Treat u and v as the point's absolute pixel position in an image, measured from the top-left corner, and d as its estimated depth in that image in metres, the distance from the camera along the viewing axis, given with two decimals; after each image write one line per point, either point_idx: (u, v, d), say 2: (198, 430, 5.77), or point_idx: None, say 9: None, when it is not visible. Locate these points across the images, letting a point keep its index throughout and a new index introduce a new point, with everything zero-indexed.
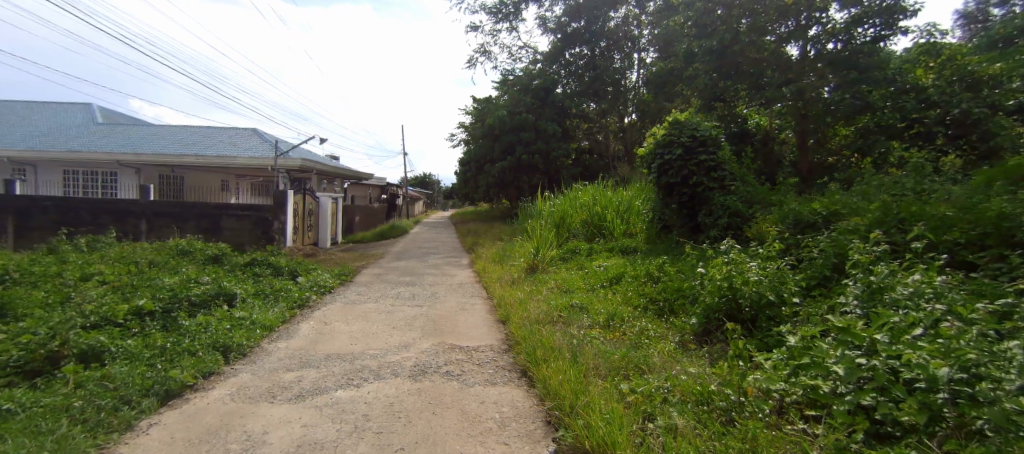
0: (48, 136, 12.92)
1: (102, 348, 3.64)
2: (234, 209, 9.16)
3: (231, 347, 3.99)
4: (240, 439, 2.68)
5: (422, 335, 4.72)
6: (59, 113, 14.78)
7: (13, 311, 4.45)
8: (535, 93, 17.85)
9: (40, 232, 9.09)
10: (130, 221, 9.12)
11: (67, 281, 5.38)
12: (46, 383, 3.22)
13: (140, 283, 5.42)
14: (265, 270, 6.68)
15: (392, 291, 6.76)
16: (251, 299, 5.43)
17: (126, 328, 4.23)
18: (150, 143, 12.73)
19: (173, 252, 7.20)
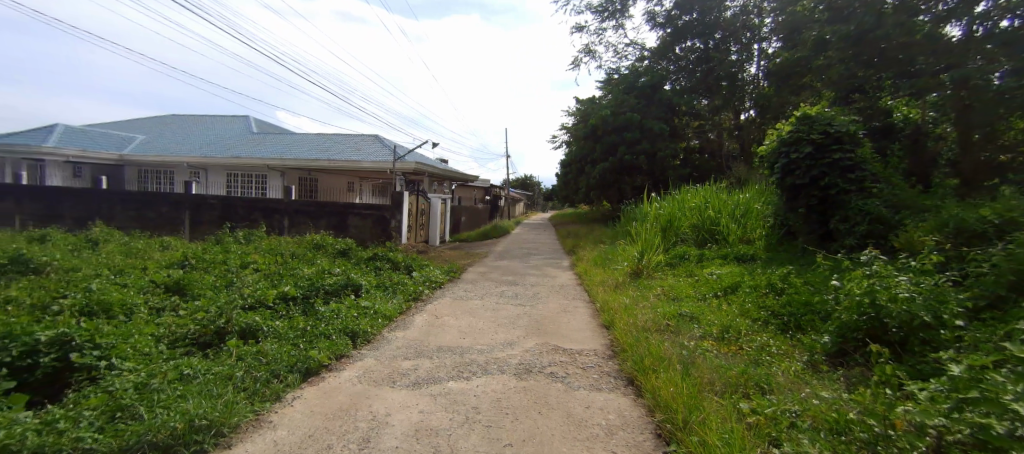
0: (216, 144, 15.30)
1: (257, 327, 4.23)
2: (358, 208, 10.08)
3: (358, 333, 4.41)
4: (366, 419, 2.94)
5: (526, 334, 4.81)
6: (223, 125, 17.43)
7: (192, 291, 5.36)
8: (642, 91, 17.31)
9: (207, 226, 10.76)
10: (276, 217, 10.47)
11: (231, 268, 6.35)
12: (216, 354, 3.83)
13: (285, 271, 6.21)
14: (384, 264, 7.27)
15: (497, 290, 6.98)
16: (374, 290, 5.95)
17: (274, 310, 4.88)
18: (291, 150, 14.51)
19: (310, 245, 8.13)
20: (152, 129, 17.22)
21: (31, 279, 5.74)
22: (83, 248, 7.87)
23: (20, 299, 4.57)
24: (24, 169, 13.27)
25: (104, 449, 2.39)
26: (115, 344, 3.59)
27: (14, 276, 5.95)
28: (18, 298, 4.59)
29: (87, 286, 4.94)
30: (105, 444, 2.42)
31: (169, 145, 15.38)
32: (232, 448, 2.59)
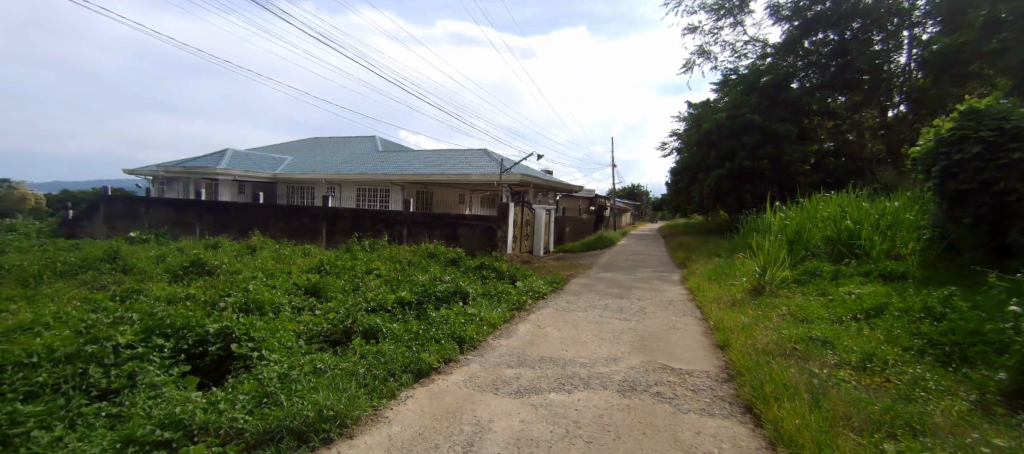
0: (347, 162, 17.13)
1: (377, 329, 4.63)
2: (467, 219, 10.59)
3: (465, 339, 4.61)
4: (470, 423, 3.06)
5: (631, 350, 4.65)
6: (354, 145, 19.48)
7: (326, 293, 6.05)
8: (763, 91, 15.95)
9: (339, 235, 12.06)
10: (396, 227, 11.41)
11: (357, 273, 7.05)
12: (343, 351, 4.27)
13: (403, 277, 6.74)
14: (491, 273, 7.54)
15: (601, 302, 6.85)
16: (480, 298, 6.20)
17: (392, 313, 5.30)
18: (409, 165, 15.71)
19: (424, 254, 8.72)
20: (298, 151, 19.83)
21: (207, 279, 6.92)
22: (244, 253, 9.28)
23: (197, 295, 5.52)
24: (204, 188, 16.10)
25: (252, 430, 2.78)
26: (265, 337, 4.18)
27: (195, 276, 7.23)
28: (196, 294, 5.54)
29: (246, 286, 5.82)
30: (253, 425, 2.81)
31: (311, 164, 17.57)
32: (353, 438, 2.86)
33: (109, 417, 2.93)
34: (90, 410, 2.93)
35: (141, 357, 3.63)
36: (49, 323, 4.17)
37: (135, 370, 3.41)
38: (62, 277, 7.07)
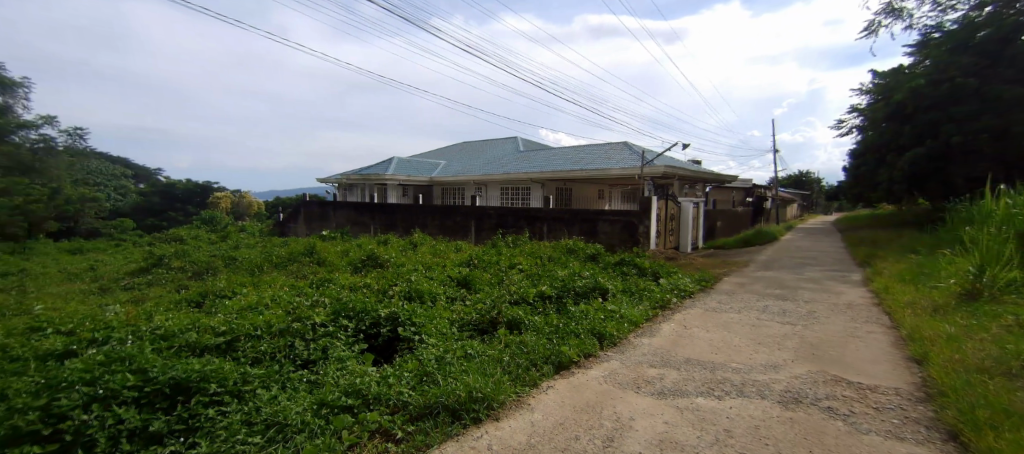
0: (492, 163, 18.17)
1: (520, 320, 4.87)
2: (608, 214, 10.46)
3: (605, 335, 4.59)
4: (611, 419, 3.06)
5: (794, 357, 4.14)
6: (498, 146, 20.56)
7: (475, 285, 6.54)
8: (982, 47, 12.73)
9: (486, 232, 12.86)
10: (537, 223, 11.78)
11: (502, 267, 7.47)
12: (490, 339, 4.59)
13: (544, 272, 6.96)
14: (632, 269, 7.36)
15: (758, 303, 6.21)
16: (621, 294, 6.09)
17: (534, 306, 5.51)
18: (550, 163, 16.05)
19: (564, 249, 8.86)
20: (450, 155, 21.63)
21: (379, 271, 8.00)
22: (407, 249, 10.49)
23: (371, 284, 6.41)
24: (376, 192, 18.53)
25: (416, 404, 3.16)
26: (424, 323, 4.70)
27: (370, 268, 8.41)
28: (370, 284, 6.45)
29: (409, 278, 6.59)
30: (415, 400, 3.19)
31: (461, 166, 19.04)
32: (500, 421, 3.07)
33: (309, 382, 3.60)
34: (296, 376, 3.63)
35: (331, 335, 4.37)
36: (270, 304, 5.26)
37: (326, 345, 4.13)
38: (277, 267, 8.82)
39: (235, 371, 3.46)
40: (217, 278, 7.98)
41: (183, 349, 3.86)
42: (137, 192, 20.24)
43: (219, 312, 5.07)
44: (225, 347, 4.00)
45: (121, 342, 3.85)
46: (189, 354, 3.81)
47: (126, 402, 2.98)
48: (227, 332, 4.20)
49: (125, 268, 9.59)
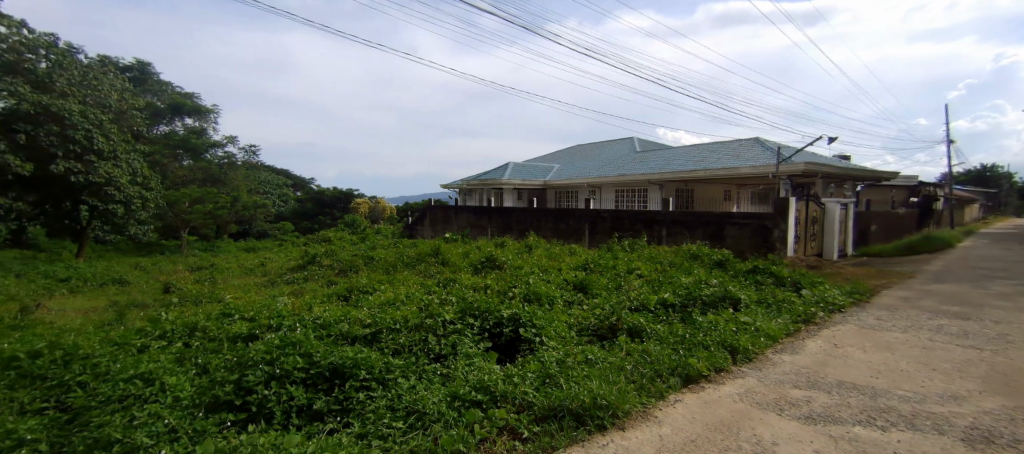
0: (607, 165, 17.84)
1: (642, 328, 4.71)
2: (737, 217, 9.67)
3: (739, 349, 4.24)
4: (749, 441, 2.81)
5: (986, 388, 3.44)
6: (613, 148, 20.13)
7: (593, 290, 6.46)
8: None
9: (601, 235, 12.64)
10: (656, 227, 11.29)
11: (620, 272, 7.28)
12: (611, 346, 4.49)
13: (666, 279, 6.64)
14: (767, 278, 6.70)
15: (931, 322, 5.26)
16: (755, 306, 5.57)
17: (656, 314, 5.29)
18: (669, 164, 15.29)
19: (687, 255, 8.37)
20: (564, 159, 21.70)
21: (498, 273, 8.30)
22: (523, 251, 10.74)
23: (492, 286, 6.65)
24: (493, 196, 19.28)
25: (540, 405, 3.21)
26: (545, 326, 4.78)
27: (489, 269, 8.77)
28: (491, 285, 6.70)
29: (528, 280, 6.72)
30: (539, 401, 3.24)
31: (575, 169, 18.99)
32: (625, 430, 3.00)
33: (442, 375, 3.85)
34: (430, 368, 3.91)
35: (459, 332, 4.65)
36: (404, 301, 5.73)
37: (455, 341, 4.40)
38: (406, 266, 9.60)
39: (379, 361, 3.84)
40: (358, 275, 8.93)
41: (337, 338, 4.39)
42: (294, 199, 23.47)
43: (362, 306, 5.66)
44: (369, 338, 4.46)
45: (290, 329, 4.50)
46: (342, 342, 4.32)
47: (297, 382, 3.48)
48: (371, 324, 4.69)
49: (287, 265, 11.17)
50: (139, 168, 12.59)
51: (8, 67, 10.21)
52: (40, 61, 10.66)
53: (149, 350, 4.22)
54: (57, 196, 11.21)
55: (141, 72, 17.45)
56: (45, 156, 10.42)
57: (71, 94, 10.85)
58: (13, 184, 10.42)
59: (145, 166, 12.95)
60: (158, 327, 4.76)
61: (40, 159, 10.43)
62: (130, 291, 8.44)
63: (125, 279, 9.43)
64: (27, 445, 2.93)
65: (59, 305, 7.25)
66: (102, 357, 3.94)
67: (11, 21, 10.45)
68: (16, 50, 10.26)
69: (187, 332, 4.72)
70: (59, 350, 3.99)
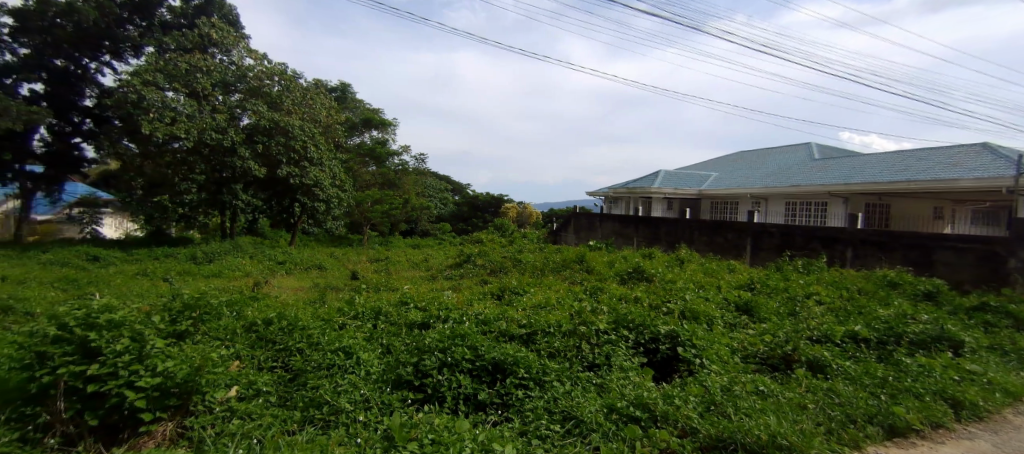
0: (775, 175, 16.00)
1: (826, 363, 4.13)
2: (954, 240, 7.90)
3: (963, 403, 3.45)
4: None
5: None
6: (783, 156, 17.99)
7: (760, 314, 5.84)
8: None
9: (766, 253, 11.39)
10: (838, 247, 9.79)
11: (794, 296, 6.46)
12: (785, 378, 4.02)
13: (855, 309, 5.70)
14: (1002, 320, 5.33)
15: None
16: (986, 352, 4.46)
17: (843, 349, 4.57)
18: (857, 174, 13.12)
19: (881, 282, 7.09)
20: (722, 167, 20.05)
21: (648, 285, 7.98)
22: (674, 265, 10.18)
23: (644, 299, 6.41)
24: (641, 205, 18.65)
25: (705, 432, 3.00)
26: (706, 347, 4.48)
27: (637, 281, 8.48)
28: (644, 297, 6.46)
29: (683, 296, 6.33)
30: (705, 428, 3.03)
31: (735, 179, 17.42)
32: None
33: (597, 385, 3.85)
34: (585, 376, 3.94)
35: (613, 343, 4.60)
36: (557, 306, 5.84)
37: (610, 352, 4.37)
38: (555, 272, 9.79)
39: (537, 363, 3.99)
40: (509, 276, 9.36)
41: (498, 335, 4.68)
42: (453, 202, 25.62)
43: (516, 307, 5.92)
44: (525, 338, 4.66)
45: (457, 322, 4.92)
46: (501, 339, 4.59)
47: (464, 371, 3.82)
48: (527, 325, 4.88)
49: (446, 262, 12.22)
50: (337, 173, 14.93)
51: (253, 92, 12.93)
52: (274, 85, 13.33)
53: (347, 327, 4.98)
54: (281, 194, 13.84)
55: (343, 91, 20.08)
56: (274, 162, 13.00)
57: (294, 111, 13.35)
58: (253, 184, 13.20)
59: (342, 170, 15.28)
60: (352, 309, 5.58)
61: (271, 164, 13.06)
62: (327, 276, 10.08)
63: (322, 265, 11.28)
64: (266, 395, 3.69)
65: (280, 283, 8.97)
66: (314, 329, 4.75)
67: (258, 54, 13.24)
68: (259, 77, 12.99)
69: (373, 315, 5.44)
70: (284, 319, 4.91)
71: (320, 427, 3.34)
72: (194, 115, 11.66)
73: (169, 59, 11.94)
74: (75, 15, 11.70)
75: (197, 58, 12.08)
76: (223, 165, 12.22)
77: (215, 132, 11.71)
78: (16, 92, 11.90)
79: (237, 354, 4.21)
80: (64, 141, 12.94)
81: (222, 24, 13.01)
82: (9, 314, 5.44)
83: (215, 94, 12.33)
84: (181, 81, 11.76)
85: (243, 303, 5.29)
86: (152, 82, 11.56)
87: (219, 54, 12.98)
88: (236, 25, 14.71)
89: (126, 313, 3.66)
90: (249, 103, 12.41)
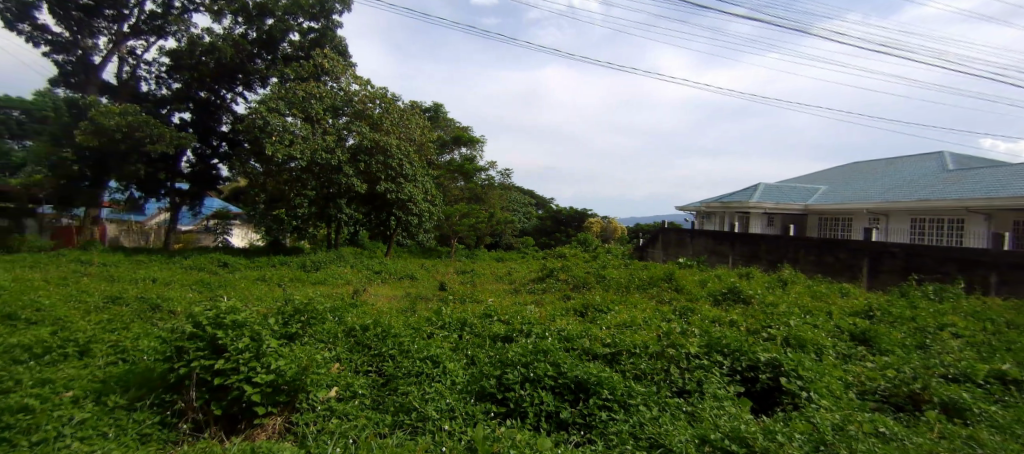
0: (898, 187, 14.19)
1: (966, 407, 3.55)
2: None
3: None
4: None
5: None
6: (908, 167, 15.92)
7: (879, 345, 5.18)
8: None
9: (887, 276, 10.11)
10: (981, 272, 8.51)
11: (923, 327, 5.64)
12: (912, 421, 3.51)
13: (1003, 346, 4.85)
14: None
15: None
16: None
17: (987, 391, 3.91)
18: (1005, 185, 11.25)
19: None
20: (832, 180, 18.19)
21: (745, 308, 7.41)
22: (776, 286, 9.37)
23: (741, 322, 5.96)
24: (737, 220, 17.46)
25: None
26: (814, 380, 4.06)
27: (732, 303, 7.91)
28: (740, 321, 6.01)
29: (786, 321, 5.80)
30: None
31: (848, 192, 15.71)
32: None
33: (687, 413, 3.64)
34: (674, 402, 3.74)
35: (705, 369, 4.32)
36: (643, 325, 5.61)
37: (702, 378, 4.11)
38: (641, 289, 9.43)
39: (622, 384, 3.87)
40: (592, 292, 9.19)
41: (581, 352, 4.60)
42: (537, 216, 25.81)
43: (600, 325, 5.78)
44: (610, 358, 4.54)
45: (539, 337, 4.92)
46: (585, 358, 4.51)
47: (547, 388, 3.80)
48: (612, 344, 4.74)
49: (529, 276, 12.31)
50: (429, 188, 15.71)
51: (358, 114, 14.11)
52: (376, 108, 14.42)
53: (435, 336, 5.19)
54: (378, 208, 14.85)
55: (436, 111, 21.13)
56: (373, 178, 14.02)
57: (392, 131, 14.33)
58: (355, 199, 14.31)
59: (434, 186, 16.07)
60: (440, 319, 5.79)
61: (371, 181, 14.09)
62: (417, 286, 10.60)
63: (413, 276, 11.89)
64: (361, 398, 3.94)
65: (375, 291, 9.59)
66: (405, 336, 5.00)
67: (363, 80, 14.42)
68: (363, 101, 14.12)
69: (459, 325, 5.62)
70: (379, 326, 5.22)
71: (409, 433, 3.49)
72: (308, 137, 12.99)
73: (290, 88, 13.42)
74: (217, 53, 13.57)
75: (312, 86, 13.46)
76: (330, 181, 13.41)
77: (324, 152, 12.91)
78: (171, 120, 14.07)
79: (337, 357, 4.55)
80: (205, 162, 15.00)
81: (333, 55, 14.38)
82: (157, 310, 6.36)
83: (326, 118, 13.60)
84: (298, 107, 13.23)
85: (343, 309, 5.71)
86: (275, 109, 13.05)
87: (330, 81, 14.33)
88: (345, 54, 16.16)
89: (247, 315, 4.11)
90: (354, 125, 13.54)
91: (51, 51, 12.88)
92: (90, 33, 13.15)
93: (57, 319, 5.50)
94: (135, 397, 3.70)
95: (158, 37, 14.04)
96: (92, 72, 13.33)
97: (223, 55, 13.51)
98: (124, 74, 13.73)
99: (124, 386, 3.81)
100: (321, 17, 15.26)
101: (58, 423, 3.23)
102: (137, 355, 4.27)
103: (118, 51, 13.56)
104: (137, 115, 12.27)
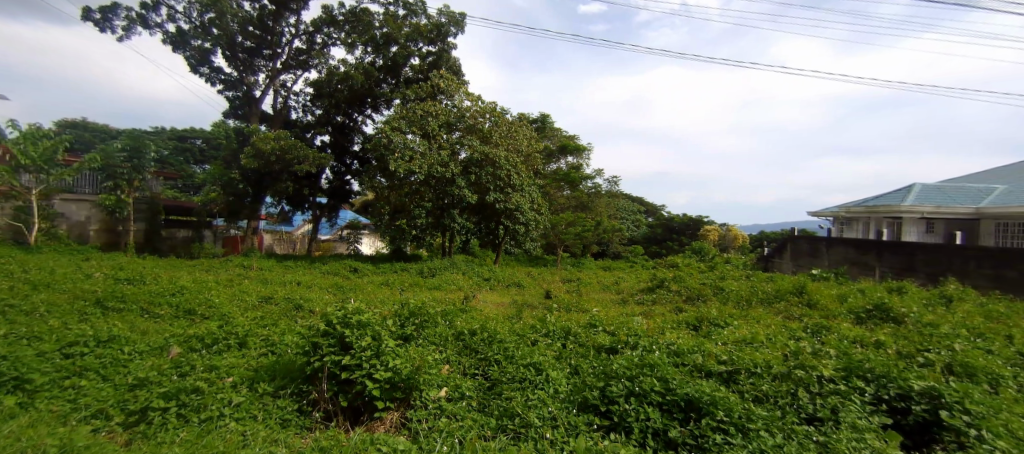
0: None
1: None
2: None
3: None
4: None
5: None
6: None
7: None
8: None
9: None
10: None
11: None
12: None
13: None
14: None
15: None
16: None
17: None
18: None
19: None
20: (1017, 176, 14.99)
21: (896, 328, 6.37)
22: (938, 303, 7.93)
23: (890, 344, 5.13)
24: (886, 226, 15.14)
25: None
26: (988, 416, 3.38)
27: (880, 322, 6.84)
28: (890, 342, 5.17)
29: (949, 344, 4.89)
30: None
31: None
32: None
33: (819, 444, 3.22)
34: (803, 430, 3.33)
35: (842, 395, 3.80)
36: (765, 342, 5.10)
37: (837, 406, 3.62)
38: (764, 303, 8.59)
39: (740, 406, 3.56)
40: (707, 305, 8.58)
41: (692, 369, 4.32)
42: (646, 224, 24.83)
43: (715, 340, 5.37)
44: (725, 377, 4.19)
45: (646, 350, 4.71)
46: (697, 375, 4.22)
47: (654, 404, 3.62)
48: (728, 362, 4.37)
49: (638, 286, 11.88)
50: (536, 197, 15.96)
51: (470, 128, 14.87)
52: (486, 122, 15.05)
53: (539, 344, 5.24)
54: (488, 218, 15.43)
55: (544, 122, 21.40)
56: (483, 189, 14.62)
57: (501, 143, 14.83)
58: (466, 209, 15.03)
59: (540, 195, 16.29)
60: (544, 326, 5.83)
61: (481, 191, 14.71)
62: (524, 293, 10.81)
63: (521, 283, 12.14)
64: (468, 399, 4.10)
65: (484, 297, 9.98)
66: (510, 343, 5.12)
67: (474, 96, 15.16)
68: (474, 116, 14.84)
69: (563, 334, 5.60)
70: (485, 331, 5.41)
71: (511, 438, 3.56)
72: (425, 153, 14.00)
73: (410, 108, 14.60)
74: (350, 80, 15.25)
75: (429, 105, 14.49)
76: (444, 193, 14.28)
77: (440, 166, 13.82)
78: (313, 142, 16.11)
79: (448, 359, 4.79)
80: (340, 178, 16.90)
81: (447, 74, 15.35)
82: (299, 309, 7.27)
83: (441, 134, 14.53)
84: (417, 124, 14.31)
85: (453, 314, 6.00)
86: (397, 128, 14.29)
87: (445, 99, 15.29)
88: (458, 73, 17.16)
89: (369, 316, 4.53)
90: (465, 140, 14.28)
91: (225, 89, 15.53)
92: (252, 71, 15.51)
93: (224, 315, 6.57)
94: (280, 386, 4.25)
95: (304, 70, 16.15)
96: (253, 104, 15.76)
97: (355, 82, 15.11)
98: (278, 105, 16.03)
99: (271, 375, 4.42)
100: (438, 41, 16.43)
101: (220, 404, 3.83)
102: (283, 349, 4.92)
103: (273, 85, 15.84)
104: (287, 140, 14.25)
